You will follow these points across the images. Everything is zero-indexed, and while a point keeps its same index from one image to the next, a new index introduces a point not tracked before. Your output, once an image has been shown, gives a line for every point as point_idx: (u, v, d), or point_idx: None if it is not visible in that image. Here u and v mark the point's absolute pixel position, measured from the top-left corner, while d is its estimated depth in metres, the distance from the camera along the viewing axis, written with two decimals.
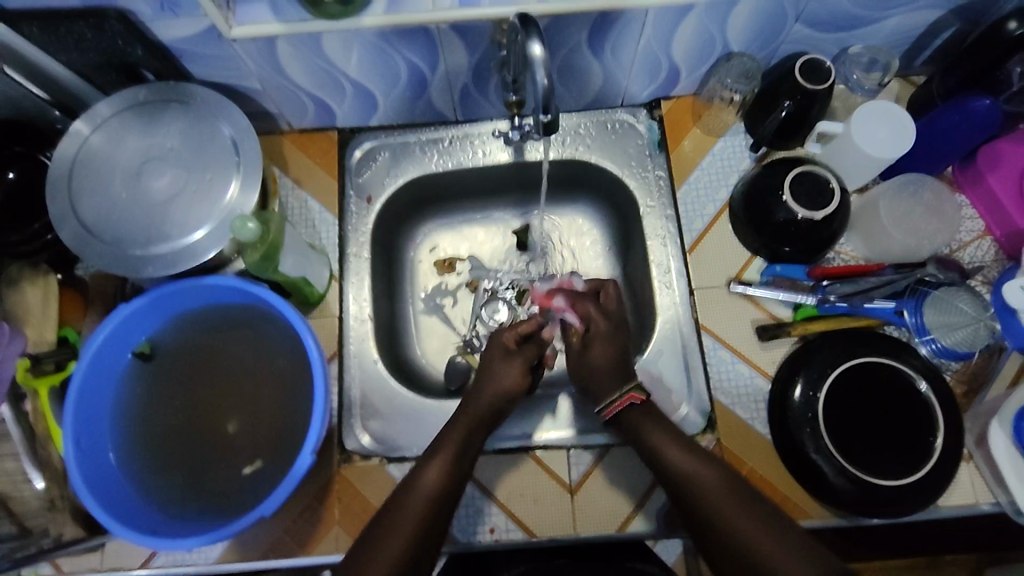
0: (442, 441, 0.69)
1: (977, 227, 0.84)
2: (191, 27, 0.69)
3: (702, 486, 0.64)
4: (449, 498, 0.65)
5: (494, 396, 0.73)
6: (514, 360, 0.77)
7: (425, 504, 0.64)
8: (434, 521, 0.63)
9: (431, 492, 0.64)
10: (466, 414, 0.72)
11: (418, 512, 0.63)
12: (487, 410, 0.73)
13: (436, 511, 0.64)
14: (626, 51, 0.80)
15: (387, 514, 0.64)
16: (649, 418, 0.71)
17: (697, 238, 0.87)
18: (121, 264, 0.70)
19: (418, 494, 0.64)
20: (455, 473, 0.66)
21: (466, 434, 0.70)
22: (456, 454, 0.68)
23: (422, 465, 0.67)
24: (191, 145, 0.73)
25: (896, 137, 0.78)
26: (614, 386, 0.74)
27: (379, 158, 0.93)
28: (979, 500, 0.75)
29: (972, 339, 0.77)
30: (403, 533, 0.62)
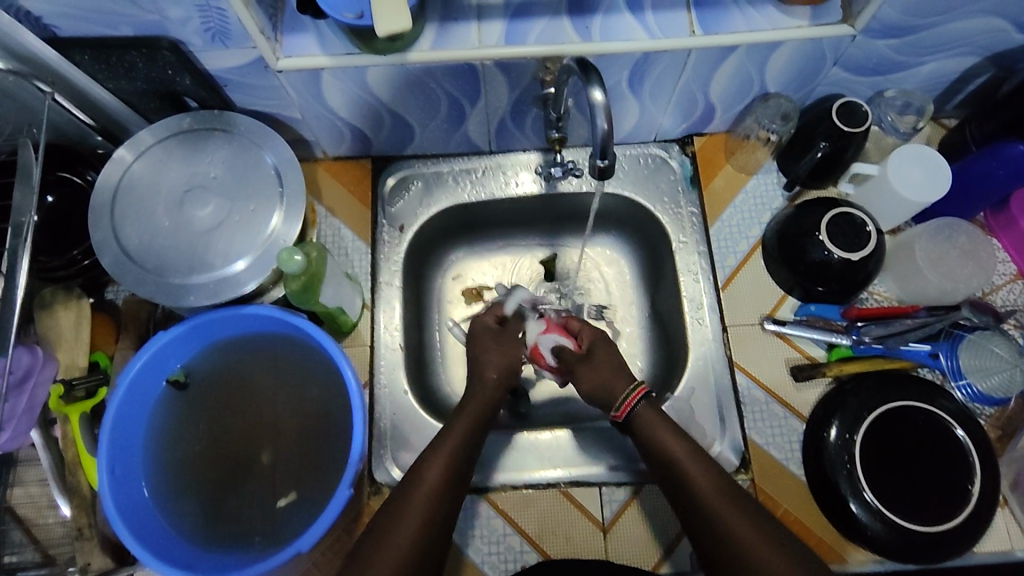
0: (447, 432, 0.69)
1: (1009, 271, 0.84)
2: (240, 59, 0.69)
3: (745, 531, 0.59)
4: (454, 487, 0.65)
5: (499, 374, 0.77)
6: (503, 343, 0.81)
7: (430, 498, 0.63)
8: (441, 514, 0.63)
9: (436, 488, 0.64)
10: (475, 398, 0.74)
11: (425, 509, 0.62)
12: (492, 393, 0.75)
13: (444, 508, 0.63)
14: (664, 90, 0.81)
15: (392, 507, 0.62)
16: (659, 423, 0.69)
17: (730, 275, 0.87)
18: (162, 292, 0.69)
19: (422, 490, 0.63)
20: (456, 471, 0.66)
21: (476, 416, 0.72)
22: (462, 441, 0.68)
23: (426, 460, 0.66)
24: (235, 175, 0.73)
25: (930, 180, 0.78)
26: (624, 383, 0.73)
27: (412, 187, 0.93)
28: (1015, 547, 0.75)
29: (1009, 385, 0.77)
30: (410, 528, 0.60)
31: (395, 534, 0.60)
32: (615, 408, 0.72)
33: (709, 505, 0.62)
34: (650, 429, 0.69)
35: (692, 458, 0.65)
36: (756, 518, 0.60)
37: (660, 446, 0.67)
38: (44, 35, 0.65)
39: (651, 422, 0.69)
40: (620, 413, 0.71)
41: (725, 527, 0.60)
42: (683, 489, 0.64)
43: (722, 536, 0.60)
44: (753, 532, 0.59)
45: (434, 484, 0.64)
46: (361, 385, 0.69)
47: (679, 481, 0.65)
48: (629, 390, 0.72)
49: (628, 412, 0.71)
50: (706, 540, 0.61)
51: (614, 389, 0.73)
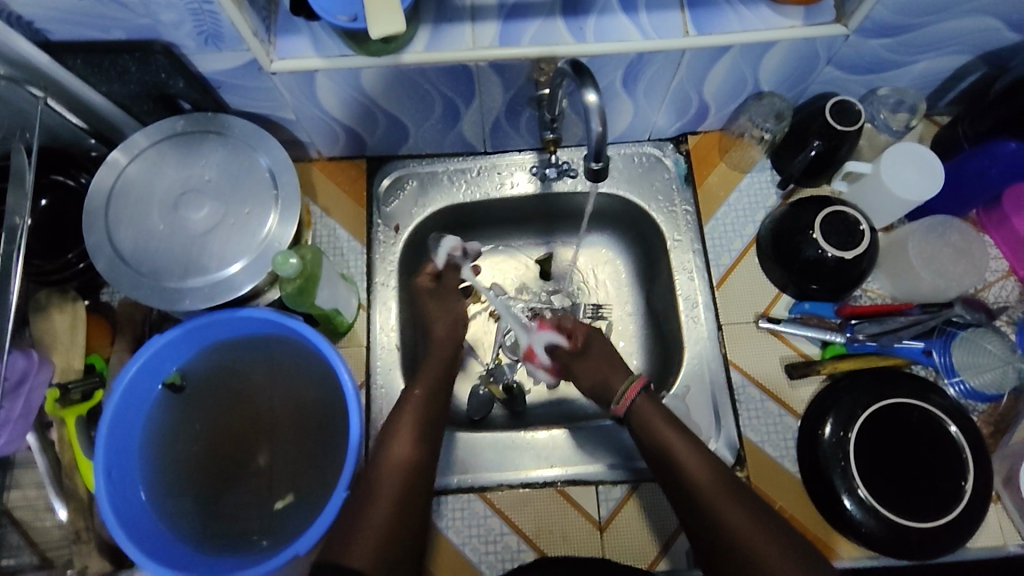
0: (406, 404, 0.74)
1: (1001, 268, 0.84)
2: (234, 61, 0.69)
3: (744, 527, 0.63)
4: (422, 454, 0.71)
5: (443, 331, 0.83)
6: (442, 299, 0.86)
7: (399, 468, 0.69)
8: (414, 485, 0.68)
9: (404, 463, 0.69)
10: (431, 369, 0.79)
11: (395, 479, 0.68)
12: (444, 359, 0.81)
13: (416, 476, 0.69)
14: (658, 90, 0.81)
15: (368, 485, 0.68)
16: (662, 420, 0.71)
17: (725, 273, 0.88)
18: (157, 295, 0.69)
19: (391, 461, 0.69)
20: (421, 443, 0.71)
21: (432, 391, 0.76)
22: (421, 411, 0.73)
23: (390, 435, 0.71)
24: (229, 178, 0.73)
25: (923, 179, 0.79)
26: (620, 379, 0.76)
27: (407, 187, 0.93)
28: (1008, 542, 0.76)
29: (1001, 382, 0.77)
30: (386, 501, 0.66)
31: (372, 509, 0.66)
32: (614, 403, 0.74)
33: (711, 505, 0.65)
34: (647, 420, 0.71)
35: (694, 453, 0.68)
36: (754, 514, 0.64)
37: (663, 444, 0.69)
38: (37, 39, 0.65)
39: (647, 412, 0.72)
40: (621, 406, 0.73)
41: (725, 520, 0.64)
42: (681, 483, 0.67)
43: (722, 531, 0.64)
44: (751, 527, 0.63)
45: (401, 455, 0.69)
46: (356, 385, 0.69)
47: (680, 480, 0.67)
48: (627, 383, 0.74)
49: (627, 406, 0.73)
50: (704, 532, 0.65)
51: (613, 385, 0.76)
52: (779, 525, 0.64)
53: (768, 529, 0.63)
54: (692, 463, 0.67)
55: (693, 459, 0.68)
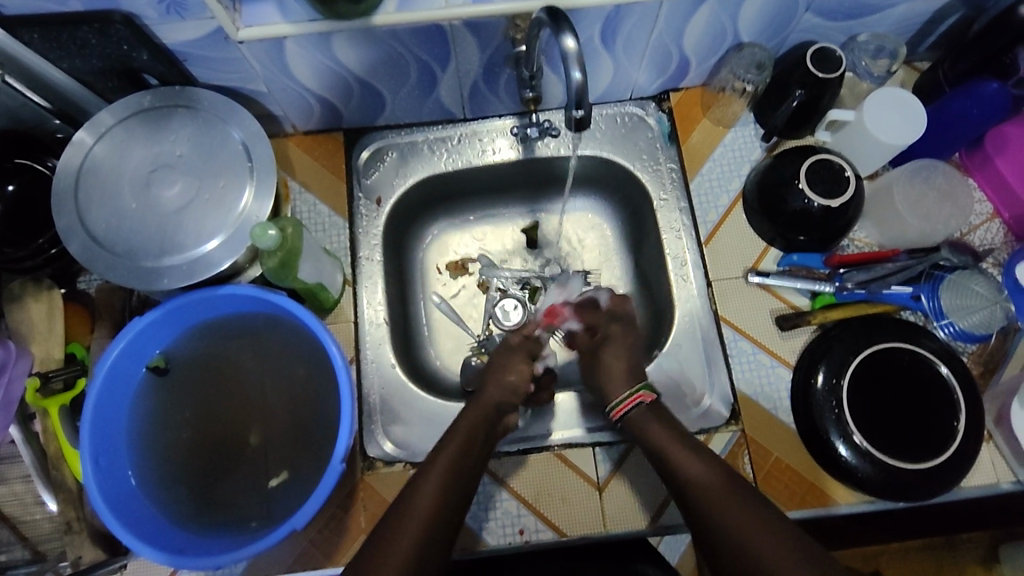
0: (447, 439, 0.68)
1: (986, 209, 0.85)
2: (199, 29, 0.67)
3: (749, 532, 0.59)
4: (458, 486, 0.64)
5: (499, 390, 0.74)
6: (515, 355, 0.80)
7: (433, 500, 0.62)
8: (439, 527, 0.61)
9: (433, 504, 0.62)
10: (476, 406, 0.72)
11: (427, 509, 0.61)
12: (495, 399, 0.73)
13: (446, 507, 0.62)
14: (638, 44, 0.80)
15: (391, 521, 0.61)
16: (660, 425, 0.71)
17: (713, 229, 0.86)
18: (134, 277, 0.67)
19: (424, 491, 0.63)
20: (455, 481, 0.64)
21: (473, 428, 0.70)
22: (464, 450, 0.67)
23: (424, 473, 0.65)
24: (201, 153, 0.71)
25: (906, 122, 0.78)
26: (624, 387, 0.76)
27: (387, 158, 0.91)
28: (1000, 479, 0.76)
29: (989, 321, 0.78)
30: (410, 537, 0.59)
31: (390, 553, 0.58)
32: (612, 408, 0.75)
33: (710, 506, 0.62)
34: (649, 433, 0.71)
35: (696, 461, 0.67)
36: (763, 519, 0.59)
37: (661, 449, 0.69)
38: None
39: (643, 420, 0.72)
40: (616, 415, 0.74)
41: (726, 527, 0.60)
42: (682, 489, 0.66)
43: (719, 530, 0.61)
44: (756, 531, 0.58)
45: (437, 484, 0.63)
46: (346, 359, 0.68)
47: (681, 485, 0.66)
48: (622, 398, 0.74)
49: (623, 415, 0.74)
50: (710, 544, 0.61)
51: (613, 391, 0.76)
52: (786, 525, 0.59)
53: (776, 532, 0.58)
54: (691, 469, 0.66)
55: (694, 467, 0.66)
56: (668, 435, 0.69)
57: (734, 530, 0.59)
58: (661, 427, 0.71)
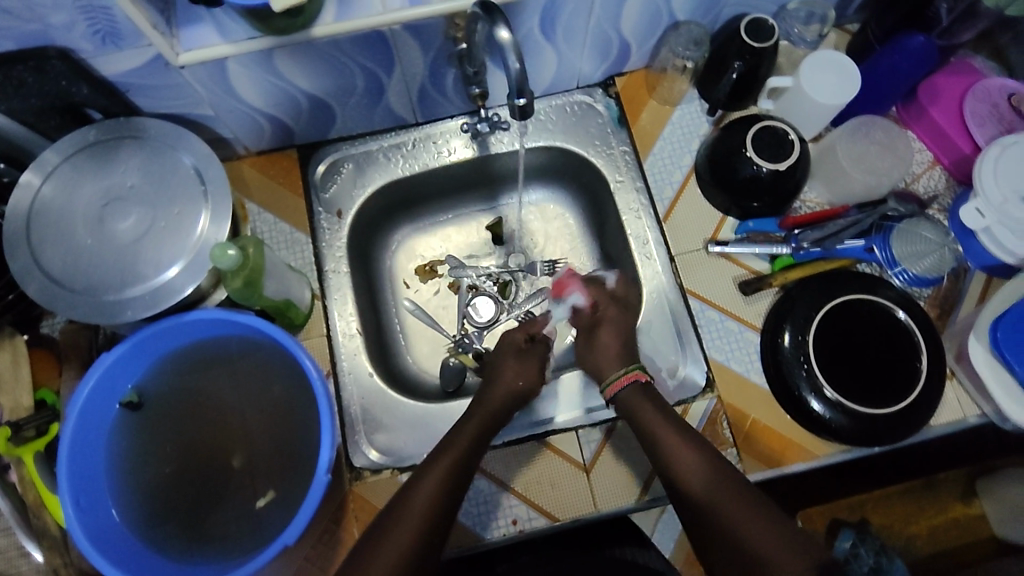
0: (444, 447, 0.69)
1: (927, 158, 0.88)
2: (137, 58, 0.67)
3: (746, 521, 0.60)
4: (451, 495, 0.64)
5: (508, 395, 0.77)
6: (527, 360, 0.82)
7: (428, 504, 0.63)
8: (435, 527, 0.62)
9: (429, 504, 0.63)
10: (479, 409, 0.75)
11: (419, 518, 0.61)
12: (496, 408, 0.75)
13: (438, 516, 0.62)
14: (577, 32, 0.81)
15: (385, 522, 0.62)
16: (650, 406, 0.72)
17: (669, 206, 0.88)
18: (97, 311, 0.67)
19: (415, 499, 0.63)
20: (453, 480, 0.65)
21: (475, 432, 0.71)
22: (465, 452, 0.68)
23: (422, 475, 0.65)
24: (153, 181, 0.70)
25: (842, 81, 0.81)
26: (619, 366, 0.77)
27: (344, 170, 0.91)
28: (967, 414, 0.79)
29: (940, 264, 0.81)
30: (404, 540, 0.60)
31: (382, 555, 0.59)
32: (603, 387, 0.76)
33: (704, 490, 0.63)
34: (642, 416, 0.72)
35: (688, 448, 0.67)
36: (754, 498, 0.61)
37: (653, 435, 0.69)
38: None
39: (635, 403, 0.73)
40: (607, 393, 0.76)
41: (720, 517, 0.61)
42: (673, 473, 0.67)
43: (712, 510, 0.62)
44: (743, 515, 0.60)
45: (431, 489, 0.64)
46: (322, 374, 0.68)
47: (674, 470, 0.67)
48: (620, 373, 0.75)
49: (617, 392, 0.75)
50: (703, 532, 0.63)
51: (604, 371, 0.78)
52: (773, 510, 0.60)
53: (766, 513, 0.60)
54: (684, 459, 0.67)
55: (692, 455, 0.66)
56: (661, 420, 0.70)
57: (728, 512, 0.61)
58: (656, 412, 0.71)
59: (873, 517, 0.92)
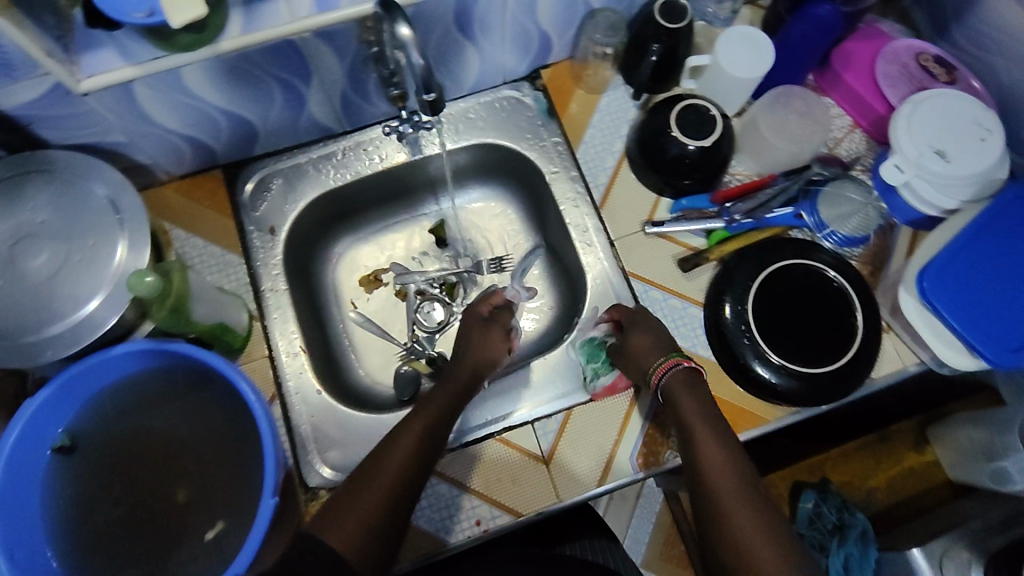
0: (418, 413, 0.71)
1: (846, 123, 0.90)
2: (35, 89, 0.65)
3: (746, 525, 0.59)
4: (425, 461, 0.67)
5: (477, 361, 0.79)
6: (494, 328, 0.84)
7: (399, 467, 0.65)
8: (400, 497, 0.63)
9: (400, 468, 0.65)
10: (454, 376, 0.77)
11: (392, 479, 0.64)
12: (470, 374, 0.77)
13: (410, 479, 0.65)
14: (495, 26, 0.81)
15: (356, 481, 0.64)
16: (689, 390, 0.71)
17: (605, 192, 0.89)
18: (14, 355, 0.63)
19: (393, 459, 0.65)
20: (424, 450, 0.67)
21: (448, 404, 0.73)
22: (435, 423, 0.70)
23: (397, 436, 0.68)
24: (63, 215, 0.68)
25: (757, 54, 0.82)
26: (655, 353, 0.75)
27: (273, 186, 0.89)
28: (906, 364, 0.81)
29: (866, 223, 0.83)
30: (380, 493, 0.63)
31: (354, 509, 0.61)
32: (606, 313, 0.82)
33: (716, 484, 0.62)
34: (681, 405, 0.70)
35: (713, 439, 0.66)
36: (764, 521, 0.59)
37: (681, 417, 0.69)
38: None
39: (678, 386, 0.71)
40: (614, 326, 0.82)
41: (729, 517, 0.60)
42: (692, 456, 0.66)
43: (718, 516, 0.61)
44: (761, 537, 0.58)
45: (407, 451, 0.66)
46: (260, 397, 0.65)
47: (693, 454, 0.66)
48: (663, 360, 0.73)
49: (663, 377, 0.72)
50: (714, 547, 0.60)
51: (645, 362, 0.75)
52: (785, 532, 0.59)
53: (766, 531, 0.58)
54: (707, 447, 0.65)
55: (712, 442, 0.66)
56: (695, 405, 0.70)
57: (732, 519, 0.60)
58: (704, 411, 0.69)
59: (832, 475, 0.98)
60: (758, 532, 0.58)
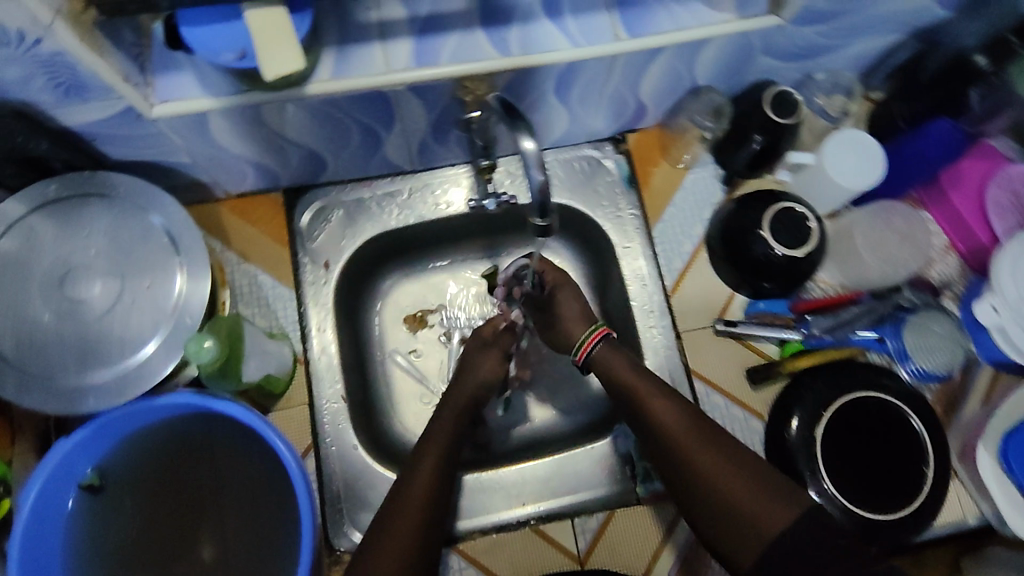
0: (426, 444, 0.70)
1: (942, 243, 0.85)
2: (104, 111, 0.59)
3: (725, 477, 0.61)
4: (445, 482, 0.68)
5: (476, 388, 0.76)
6: (492, 351, 0.79)
7: (422, 499, 0.65)
8: (427, 526, 0.63)
9: (422, 502, 0.64)
10: (451, 400, 0.75)
11: (416, 513, 0.63)
12: (470, 395, 0.76)
13: (435, 509, 0.65)
14: (593, 95, 0.75)
15: (382, 520, 0.63)
16: (617, 356, 0.72)
17: (678, 278, 0.85)
18: (53, 399, 0.61)
19: (414, 493, 0.65)
20: (442, 478, 0.67)
21: (453, 427, 0.73)
22: (445, 448, 0.70)
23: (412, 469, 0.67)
24: (119, 248, 0.64)
25: (867, 164, 0.77)
26: (581, 328, 0.75)
27: (332, 218, 0.85)
28: (967, 515, 0.78)
29: (950, 361, 0.79)
30: (406, 534, 0.62)
31: (385, 551, 0.60)
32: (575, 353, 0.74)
33: (676, 441, 0.64)
34: (616, 372, 0.71)
35: (663, 399, 0.67)
36: (738, 463, 0.62)
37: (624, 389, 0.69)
38: None
39: (609, 357, 0.72)
40: (579, 357, 0.74)
41: (701, 471, 0.62)
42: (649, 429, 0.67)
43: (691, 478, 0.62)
44: (743, 485, 0.60)
45: (427, 483, 0.66)
46: (297, 455, 0.63)
47: (645, 423, 0.67)
48: (588, 332, 0.74)
49: (588, 355, 0.73)
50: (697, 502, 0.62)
51: (572, 333, 0.76)
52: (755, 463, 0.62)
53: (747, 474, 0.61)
54: (658, 407, 0.66)
55: (659, 403, 0.67)
56: (634, 377, 0.69)
57: (700, 468, 0.62)
58: (646, 378, 0.69)
59: None
60: (740, 487, 0.60)
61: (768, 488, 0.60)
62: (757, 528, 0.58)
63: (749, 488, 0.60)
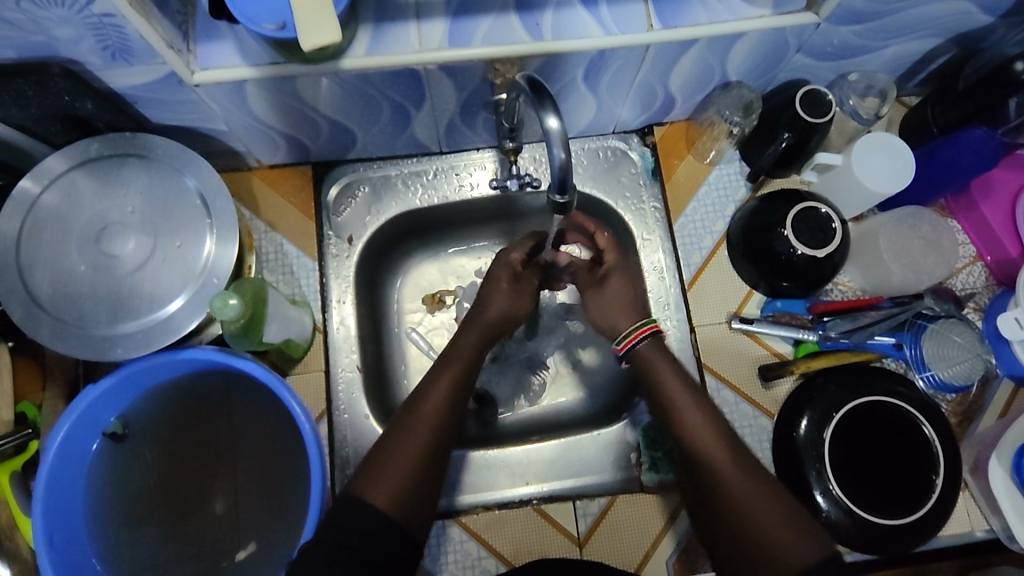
0: (449, 358, 0.69)
1: (968, 253, 0.84)
2: (148, 74, 0.61)
3: (750, 501, 0.57)
4: (457, 410, 0.66)
5: (502, 311, 0.74)
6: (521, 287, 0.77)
7: (438, 406, 0.64)
8: (444, 432, 0.63)
9: (438, 411, 0.64)
10: (473, 325, 0.73)
11: (432, 418, 0.63)
12: (496, 320, 0.73)
13: (449, 423, 0.64)
14: (623, 84, 0.76)
15: (400, 423, 0.63)
16: (662, 361, 0.68)
17: (695, 274, 0.85)
18: (84, 346, 0.64)
19: (425, 411, 0.64)
20: (457, 394, 0.66)
21: (475, 347, 0.71)
22: (466, 366, 0.69)
23: (432, 379, 0.67)
24: (155, 208, 0.67)
25: (895, 170, 0.76)
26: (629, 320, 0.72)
27: (359, 193, 0.87)
28: (975, 528, 0.77)
29: (969, 372, 0.77)
30: (420, 438, 0.62)
31: (399, 450, 0.61)
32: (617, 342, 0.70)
33: (707, 455, 0.61)
34: (656, 374, 0.67)
35: (699, 411, 0.63)
36: (771, 489, 0.58)
37: (658, 390, 0.66)
38: None
39: (653, 358, 0.68)
40: (622, 347, 0.70)
41: (728, 491, 0.58)
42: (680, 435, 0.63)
43: (718, 497, 0.59)
44: (770, 514, 0.56)
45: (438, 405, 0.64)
46: (311, 418, 0.65)
47: (677, 428, 0.64)
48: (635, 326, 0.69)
49: (630, 348, 0.69)
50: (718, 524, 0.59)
51: (620, 324, 0.72)
52: (789, 496, 0.58)
53: (777, 502, 0.57)
54: (692, 416, 0.63)
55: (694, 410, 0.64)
56: (670, 378, 0.66)
57: (727, 488, 0.58)
58: (679, 381, 0.65)
59: None
60: (770, 515, 0.56)
61: (796, 520, 0.56)
62: (771, 560, 0.54)
63: (781, 525, 0.55)
